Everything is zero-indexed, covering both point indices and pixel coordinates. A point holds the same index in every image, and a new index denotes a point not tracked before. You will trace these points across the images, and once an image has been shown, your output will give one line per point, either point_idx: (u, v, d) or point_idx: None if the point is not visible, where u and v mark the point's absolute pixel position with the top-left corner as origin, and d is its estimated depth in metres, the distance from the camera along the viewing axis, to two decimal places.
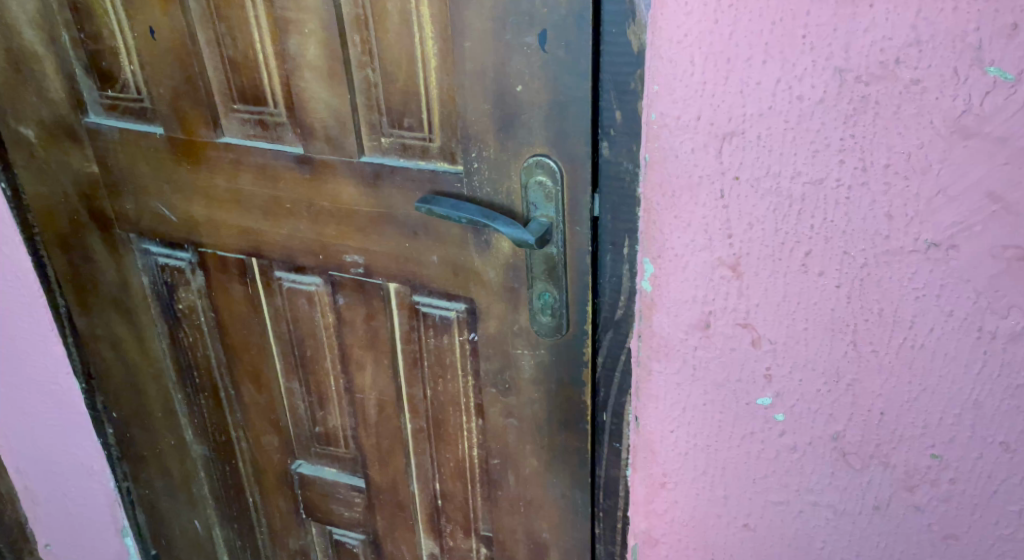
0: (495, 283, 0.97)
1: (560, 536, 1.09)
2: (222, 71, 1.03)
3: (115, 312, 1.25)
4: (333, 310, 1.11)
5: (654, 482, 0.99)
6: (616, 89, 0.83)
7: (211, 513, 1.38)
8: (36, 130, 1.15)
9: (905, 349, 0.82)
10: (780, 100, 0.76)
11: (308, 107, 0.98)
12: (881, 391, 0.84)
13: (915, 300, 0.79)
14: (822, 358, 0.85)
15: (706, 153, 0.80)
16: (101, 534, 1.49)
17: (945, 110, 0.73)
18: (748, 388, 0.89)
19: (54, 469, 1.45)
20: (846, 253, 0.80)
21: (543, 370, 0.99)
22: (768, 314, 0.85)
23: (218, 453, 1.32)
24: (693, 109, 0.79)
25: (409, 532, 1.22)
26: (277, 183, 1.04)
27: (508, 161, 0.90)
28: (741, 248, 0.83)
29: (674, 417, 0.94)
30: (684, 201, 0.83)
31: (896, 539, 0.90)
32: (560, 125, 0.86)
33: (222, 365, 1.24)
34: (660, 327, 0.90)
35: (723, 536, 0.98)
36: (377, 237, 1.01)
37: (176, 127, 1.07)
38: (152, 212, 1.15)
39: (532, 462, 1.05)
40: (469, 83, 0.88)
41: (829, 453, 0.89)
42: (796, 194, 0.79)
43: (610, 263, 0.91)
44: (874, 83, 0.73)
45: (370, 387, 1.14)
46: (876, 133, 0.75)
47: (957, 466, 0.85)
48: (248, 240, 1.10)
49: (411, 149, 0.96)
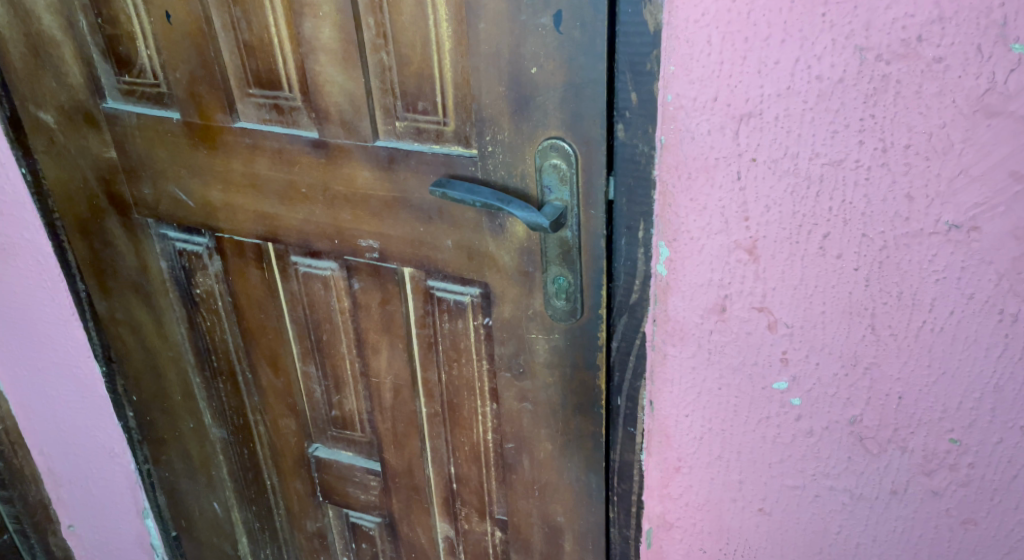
0: (510, 267, 0.96)
1: (574, 520, 1.08)
2: (237, 55, 1.03)
3: (134, 296, 1.26)
4: (349, 294, 1.11)
5: (669, 467, 0.98)
6: (631, 70, 0.82)
7: (230, 495, 1.40)
8: (55, 115, 1.16)
9: (924, 333, 0.81)
10: (799, 80, 0.75)
11: (323, 91, 0.98)
12: (899, 375, 0.83)
13: (935, 284, 0.78)
14: (840, 342, 0.84)
15: (723, 135, 0.80)
16: (123, 516, 1.51)
17: (968, 88, 0.71)
18: (764, 371, 0.88)
19: (76, 452, 1.47)
20: (865, 235, 0.79)
21: (557, 354, 0.98)
22: (785, 298, 0.84)
23: (236, 436, 1.33)
24: (710, 90, 0.79)
25: (424, 515, 1.23)
26: (293, 167, 1.04)
27: (522, 144, 0.89)
28: (758, 230, 0.82)
29: (689, 402, 0.93)
30: (700, 184, 0.83)
31: (914, 524, 0.89)
32: (575, 108, 0.85)
33: (240, 349, 1.24)
34: (675, 311, 0.89)
35: (738, 520, 0.98)
36: (392, 221, 1.01)
37: (193, 112, 1.07)
38: (170, 196, 1.15)
39: (546, 446, 1.05)
40: (484, 65, 0.87)
41: (845, 438, 0.88)
42: (815, 175, 0.78)
43: (625, 247, 0.90)
44: (896, 62, 0.72)
45: (386, 370, 1.14)
46: (897, 113, 0.74)
47: (977, 450, 0.83)
48: (265, 224, 1.10)
49: (425, 132, 0.96)
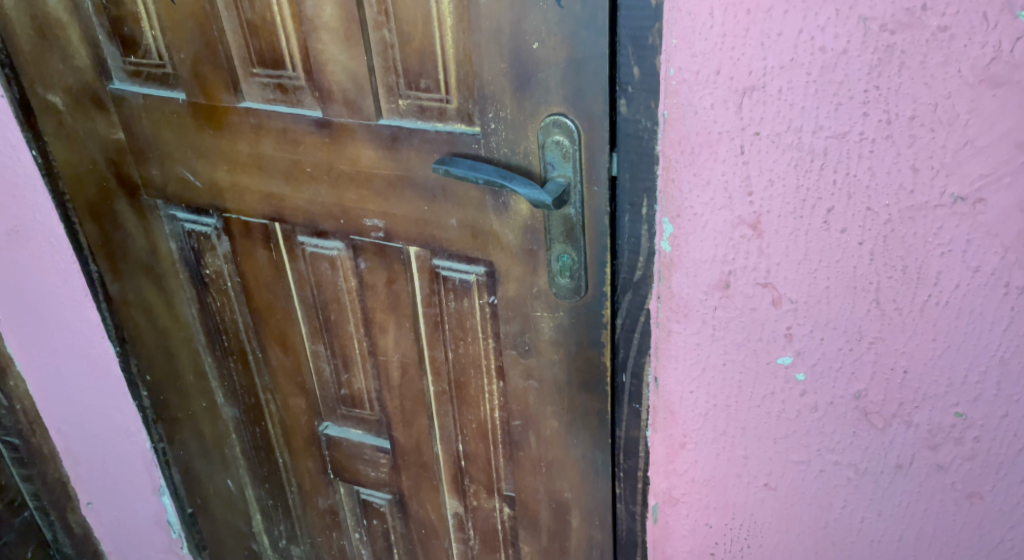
0: (514, 245, 0.96)
1: (581, 496, 1.09)
2: (240, 35, 1.02)
3: (145, 278, 1.27)
4: (355, 274, 1.11)
5: (674, 443, 0.98)
6: (633, 44, 0.81)
7: (244, 473, 1.42)
8: (63, 97, 1.16)
9: (929, 307, 0.80)
10: (801, 52, 0.74)
11: (327, 70, 0.97)
12: (904, 350, 0.83)
13: (940, 257, 0.77)
14: (844, 317, 0.83)
15: (726, 109, 0.79)
16: (140, 493, 1.53)
17: (973, 58, 0.70)
18: (768, 347, 0.88)
19: (93, 431, 1.49)
20: (869, 209, 0.78)
21: (562, 332, 0.98)
22: (789, 273, 0.83)
23: (248, 415, 1.35)
24: (712, 63, 0.78)
25: (434, 492, 1.24)
26: (298, 147, 1.04)
27: (525, 121, 0.89)
28: (762, 205, 0.82)
29: (694, 378, 0.93)
30: (704, 158, 0.82)
31: (919, 498, 0.89)
32: (577, 83, 0.84)
33: (250, 329, 1.25)
34: (679, 287, 0.89)
35: (743, 495, 0.98)
36: (396, 200, 1.01)
37: (198, 92, 1.07)
38: (177, 178, 1.16)
39: (553, 423, 1.05)
40: (485, 42, 0.87)
41: (850, 413, 0.88)
42: (818, 149, 0.77)
43: (628, 224, 0.89)
44: (900, 32, 0.71)
45: (393, 349, 1.14)
46: (901, 84, 0.73)
47: (982, 424, 0.83)
48: (271, 204, 1.11)
49: (428, 111, 0.95)
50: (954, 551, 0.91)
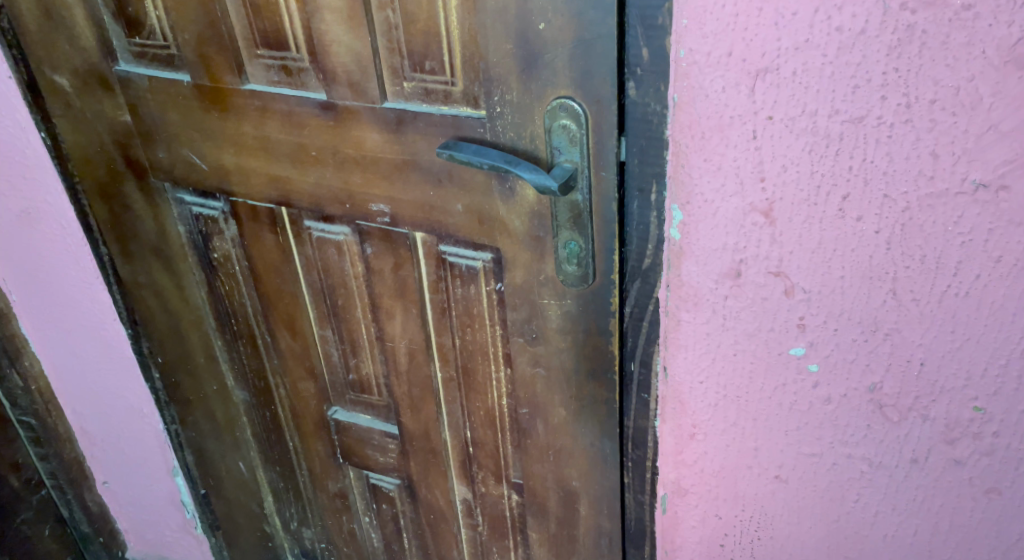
0: (521, 231, 0.94)
1: (589, 485, 1.08)
2: (243, 15, 1.00)
3: (155, 260, 1.26)
4: (362, 260, 1.10)
5: (684, 433, 0.97)
6: (643, 24, 0.78)
7: (255, 455, 1.42)
8: (69, 78, 1.15)
9: (948, 298, 0.77)
10: (818, 32, 0.71)
11: (330, 51, 0.95)
12: (921, 341, 0.80)
13: (960, 246, 0.75)
14: (859, 307, 0.81)
15: (738, 92, 0.76)
16: (154, 473, 1.54)
17: (999, 38, 0.67)
18: (780, 337, 0.86)
19: (106, 412, 1.50)
20: (886, 196, 0.75)
21: (570, 320, 0.97)
22: (802, 262, 0.81)
23: (258, 398, 1.35)
24: (724, 44, 0.75)
25: (442, 478, 1.23)
26: (302, 130, 1.02)
27: (531, 104, 0.87)
28: (774, 192, 0.79)
29: (703, 368, 0.91)
30: (715, 143, 0.79)
31: (934, 493, 0.87)
32: (585, 65, 0.82)
33: (259, 313, 1.25)
34: (690, 276, 0.87)
35: (755, 487, 0.96)
36: (402, 184, 0.99)
37: (202, 74, 1.05)
38: (185, 160, 1.14)
39: (560, 412, 1.04)
40: (491, 22, 0.84)
41: (864, 405, 0.85)
42: (834, 133, 0.75)
43: (637, 211, 0.87)
44: (922, 10, 0.68)
45: (401, 335, 1.13)
46: (922, 66, 0.70)
47: (1001, 419, 0.81)
48: (277, 188, 1.09)
49: (434, 94, 0.93)
50: (971, 547, 0.89)
